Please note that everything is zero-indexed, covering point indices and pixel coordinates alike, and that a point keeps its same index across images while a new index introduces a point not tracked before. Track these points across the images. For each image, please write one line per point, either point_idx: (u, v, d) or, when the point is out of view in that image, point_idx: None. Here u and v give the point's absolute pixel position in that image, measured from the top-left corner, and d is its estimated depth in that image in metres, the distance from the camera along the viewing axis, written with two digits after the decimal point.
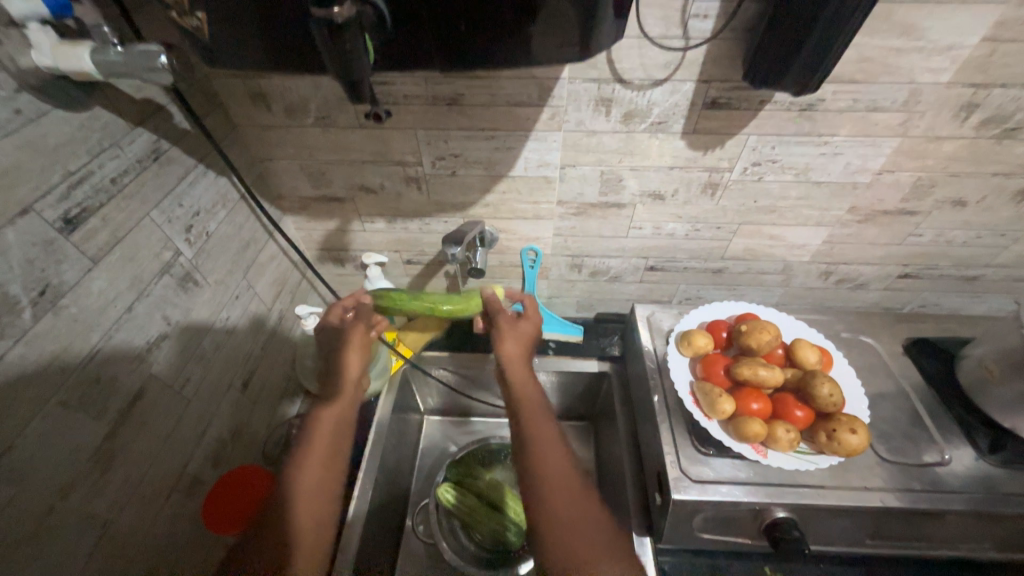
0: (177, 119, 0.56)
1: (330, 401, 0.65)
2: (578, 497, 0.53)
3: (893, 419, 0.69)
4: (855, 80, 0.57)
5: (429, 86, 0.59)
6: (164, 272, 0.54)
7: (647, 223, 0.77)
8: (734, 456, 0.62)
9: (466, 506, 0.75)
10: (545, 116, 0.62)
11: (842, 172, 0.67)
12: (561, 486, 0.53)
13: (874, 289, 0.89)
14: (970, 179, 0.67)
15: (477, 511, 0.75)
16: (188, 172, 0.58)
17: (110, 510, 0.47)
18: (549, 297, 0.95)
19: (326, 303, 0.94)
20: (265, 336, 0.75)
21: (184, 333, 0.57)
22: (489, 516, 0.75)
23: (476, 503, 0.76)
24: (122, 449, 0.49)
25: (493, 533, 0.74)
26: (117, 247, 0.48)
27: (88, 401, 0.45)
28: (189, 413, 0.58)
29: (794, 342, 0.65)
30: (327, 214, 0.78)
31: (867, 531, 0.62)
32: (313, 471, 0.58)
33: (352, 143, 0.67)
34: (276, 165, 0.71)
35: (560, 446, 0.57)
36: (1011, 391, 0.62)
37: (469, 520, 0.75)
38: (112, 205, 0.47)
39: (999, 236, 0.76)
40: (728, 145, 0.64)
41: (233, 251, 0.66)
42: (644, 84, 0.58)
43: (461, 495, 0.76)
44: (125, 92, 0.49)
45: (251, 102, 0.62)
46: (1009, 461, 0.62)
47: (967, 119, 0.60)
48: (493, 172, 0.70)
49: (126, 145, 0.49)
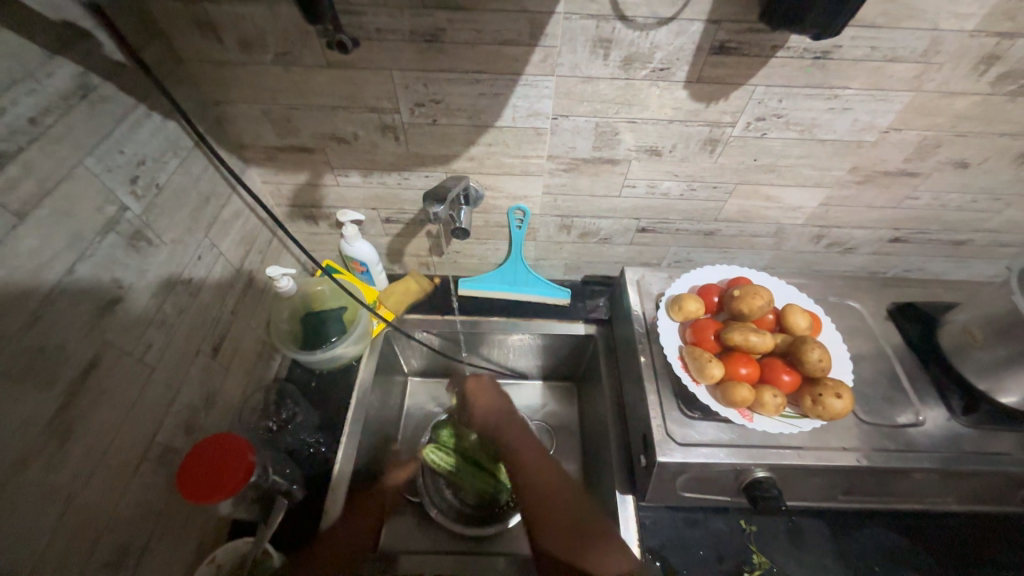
0: (108, 50, 0.48)
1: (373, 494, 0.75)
2: (569, 500, 0.63)
3: (873, 382, 0.70)
4: (876, 25, 0.52)
5: (405, 17, 0.52)
6: (109, 229, 0.48)
7: (641, 181, 0.72)
8: (719, 419, 0.62)
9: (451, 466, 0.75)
10: (537, 57, 0.56)
11: (849, 129, 0.63)
12: (552, 499, 0.63)
13: (863, 253, 0.88)
14: (976, 139, 0.64)
15: (462, 472, 0.75)
16: (127, 113, 0.50)
17: (73, 485, 0.44)
18: (536, 259, 0.92)
19: (300, 264, 0.89)
20: (234, 298, 0.70)
21: (139, 296, 0.52)
22: (474, 475, 0.75)
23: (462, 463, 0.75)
24: (80, 421, 0.45)
25: (479, 490, 0.75)
26: (47, 200, 0.42)
27: (32, 372, 0.41)
28: (154, 381, 0.54)
29: (786, 307, 0.64)
30: (295, 166, 0.71)
31: (841, 487, 0.64)
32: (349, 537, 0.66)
33: (320, 85, 0.59)
34: (234, 110, 0.63)
35: (527, 440, 0.72)
36: (991, 356, 0.63)
37: (455, 479, 0.75)
38: (34, 149, 0.41)
39: (993, 200, 0.74)
40: (733, 97, 0.59)
41: (190, 206, 0.60)
42: (648, 22, 0.52)
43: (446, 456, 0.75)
44: (37, 11, 0.41)
45: (197, 32, 0.54)
46: (980, 421, 0.64)
47: (985, 74, 0.56)
48: (477, 122, 0.63)
49: (44, 78, 0.42)
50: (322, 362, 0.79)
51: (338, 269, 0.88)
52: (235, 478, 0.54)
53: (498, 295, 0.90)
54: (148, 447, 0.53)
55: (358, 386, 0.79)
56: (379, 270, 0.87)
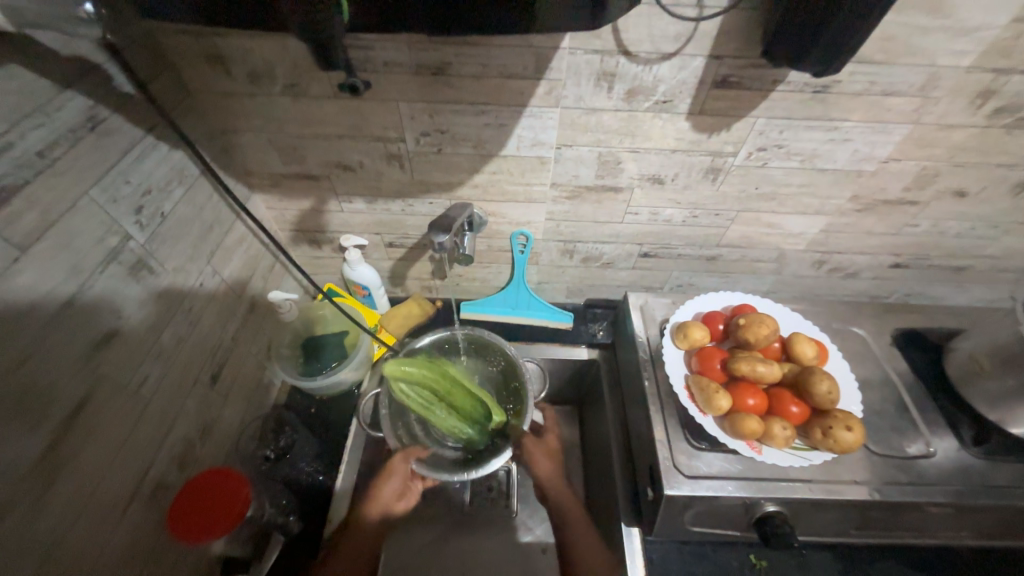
0: (119, 83, 0.48)
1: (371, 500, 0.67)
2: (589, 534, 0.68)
3: (882, 411, 0.68)
4: (875, 61, 0.53)
5: (413, 52, 0.53)
6: (110, 260, 0.48)
7: (643, 208, 0.73)
8: (727, 450, 0.60)
9: (422, 398, 0.64)
10: (541, 90, 0.57)
11: (849, 160, 0.64)
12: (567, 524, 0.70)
13: (865, 278, 0.88)
14: (974, 170, 0.65)
15: (437, 406, 0.64)
16: (134, 145, 0.51)
17: (61, 527, 0.42)
18: (538, 283, 0.91)
19: (302, 287, 0.89)
20: (235, 323, 0.69)
21: (136, 326, 0.51)
22: (451, 412, 0.66)
23: (435, 398, 0.65)
24: (70, 460, 0.43)
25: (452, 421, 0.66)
26: (48, 232, 0.42)
27: (23, 410, 0.39)
28: (149, 414, 0.53)
29: (791, 336, 0.64)
30: (300, 193, 0.72)
31: (853, 522, 0.62)
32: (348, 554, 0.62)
33: (326, 115, 0.60)
34: (241, 138, 0.64)
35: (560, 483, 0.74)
36: (1000, 387, 0.62)
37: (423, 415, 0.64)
38: (39, 183, 0.41)
39: (992, 228, 0.75)
40: (735, 128, 0.60)
41: (193, 234, 0.60)
42: (651, 58, 0.53)
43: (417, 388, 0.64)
44: (51, 48, 0.42)
45: (207, 64, 0.55)
46: (992, 453, 0.63)
47: (981, 108, 0.57)
48: (482, 151, 0.64)
49: (54, 112, 0.42)
50: (321, 390, 0.78)
51: (340, 292, 0.88)
52: (237, 502, 0.52)
53: (501, 319, 0.89)
54: (140, 483, 0.52)
55: (357, 414, 0.78)
56: (381, 293, 0.86)
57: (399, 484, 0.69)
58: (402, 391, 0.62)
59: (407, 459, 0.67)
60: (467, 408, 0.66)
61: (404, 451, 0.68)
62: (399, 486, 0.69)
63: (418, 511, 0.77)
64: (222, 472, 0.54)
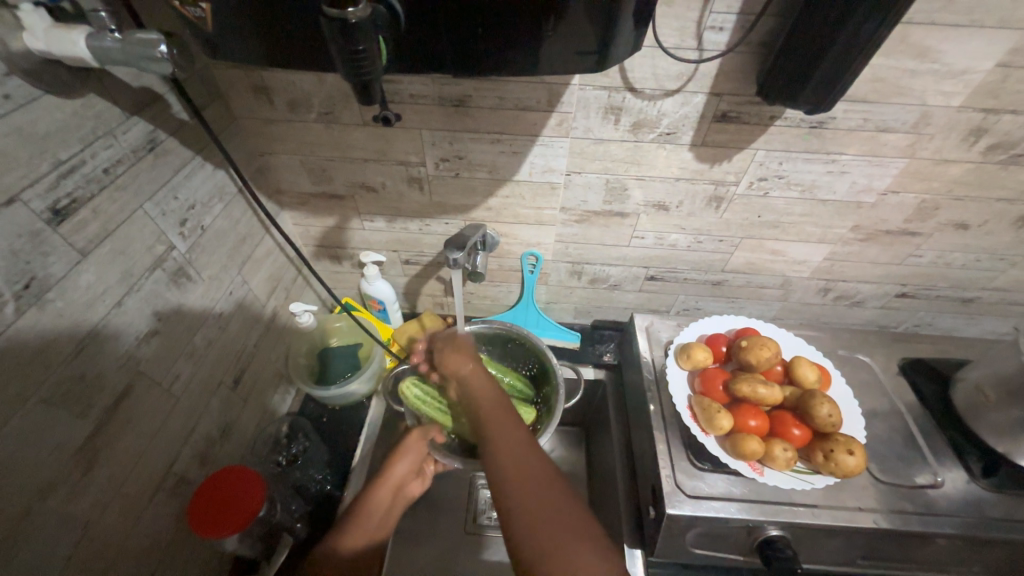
0: (175, 109, 0.54)
1: (387, 475, 0.64)
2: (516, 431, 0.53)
3: (889, 440, 0.67)
4: (867, 100, 0.56)
5: (437, 85, 0.58)
6: (156, 267, 0.53)
7: (649, 233, 0.76)
8: (729, 472, 0.61)
9: (438, 403, 0.68)
10: (553, 121, 0.61)
11: (848, 191, 0.67)
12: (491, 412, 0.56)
13: (872, 307, 0.89)
14: (973, 203, 0.67)
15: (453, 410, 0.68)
16: (184, 164, 0.56)
17: (92, 512, 0.45)
18: (547, 303, 0.94)
19: (321, 301, 0.93)
20: (259, 331, 0.73)
21: (174, 327, 0.56)
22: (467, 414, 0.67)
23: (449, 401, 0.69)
24: (105, 448, 0.47)
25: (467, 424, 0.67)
26: (108, 240, 0.47)
27: (71, 398, 0.43)
28: (178, 411, 0.57)
29: (793, 360, 0.66)
30: (326, 211, 0.77)
31: (859, 551, 0.62)
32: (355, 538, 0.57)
33: (355, 140, 0.65)
34: (276, 160, 0.69)
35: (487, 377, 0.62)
36: (1007, 418, 0.62)
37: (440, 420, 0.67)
38: (103, 196, 0.46)
39: (997, 260, 0.76)
40: (736, 159, 0.64)
41: (228, 246, 0.65)
42: (656, 93, 0.57)
43: (431, 394, 0.69)
44: (123, 80, 0.48)
45: (253, 95, 0.61)
46: (1002, 485, 0.61)
47: (975, 144, 0.59)
48: (496, 176, 0.69)
49: (120, 134, 0.48)
50: (334, 400, 0.80)
51: (356, 306, 0.91)
52: (253, 500, 0.54)
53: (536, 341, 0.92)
54: (164, 477, 0.54)
55: (368, 424, 0.80)
56: (396, 308, 0.90)
57: (415, 463, 0.66)
58: (419, 396, 0.68)
59: (424, 437, 0.67)
60: None
61: (422, 429, 0.68)
62: (411, 467, 0.66)
63: (419, 525, 0.77)
64: (229, 471, 0.56)
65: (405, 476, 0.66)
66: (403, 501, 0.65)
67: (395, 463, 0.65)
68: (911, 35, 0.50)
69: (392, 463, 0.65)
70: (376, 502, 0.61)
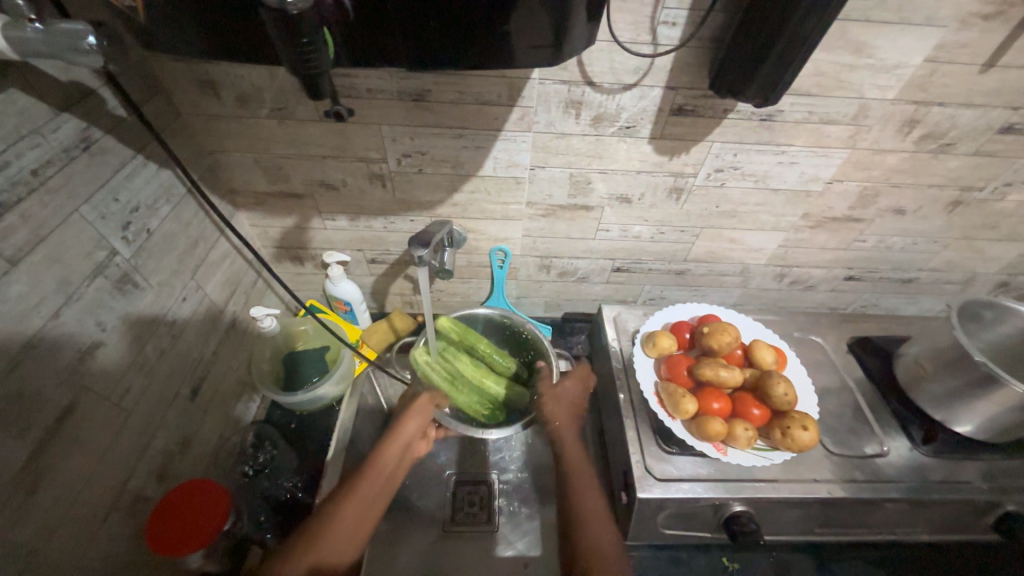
0: (111, 105, 0.51)
1: (397, 434, 0.67)
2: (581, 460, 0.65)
3: (840, 414, 0.72)
4: (811, 93, 0.59)
5: (395, 80, 0.57)
6: (97, 274, 0.50)
7: (614, 226, 0.77)
8: (695, 454, 0.63)
9: (444, 375, 0.74)
10: (515, 116, 0.61)
11: (797, 180, 0.70)
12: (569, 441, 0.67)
13: (823, 290, 0.94)
14: (908, 190, 0.72)
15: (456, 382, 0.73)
16: (124, 163, 0.53)
17: (37, 538, 0.42)
18: (518, 297, 0.94)
19: (284, 304, 0.90)
20: (217, 338, 0.70)
21: (122, 338, 0.53)
22: (468, 389, 0.73)
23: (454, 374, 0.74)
24: (49, 469, 0.44)
25: (468, 398, 0.73)
26: (40, 246, 0.44)
27: (5, 418, 0.40)
28: (131, 426, 0.54)
29: (752, 344, 0.69)
30: (285, 211, 0.74)
31: (816, 520, 0.66)
32: (355, 504, 0.58)
33: (312, 136, 0.63)
34: (227, 157, 0.66)
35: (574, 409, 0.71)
36: (942, 387, 0.67)
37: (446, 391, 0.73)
38: (32, 199, 0.43)
39: (932, 243, 0.82)
40: (694, 152, 0.66)
41: (178, 250, 0.62)
42: (614, 88, 0.58)
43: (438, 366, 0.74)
44: (49, 73, 0.44)
45: (199, 90, 0.58)
46: (939, 450, 0.67)
47: (909, 134, 0.64)
48: (461, 171, 0.68)
49: (49, 132, 0.44)
50: (302, 404, 0.78)
51: (321, 308, 0.89)
52: (219, 514, 0.52)
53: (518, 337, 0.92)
54: (117, 496, 0.51)
55: (338, 428, 0.78)
56: (363, 308, 0.88)
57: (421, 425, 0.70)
58: (427, 367, 0.74)
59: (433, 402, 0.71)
60: (481, 380, 0.74)
61: (431, 393, 0.72)
62: (419, 428, 0.69)
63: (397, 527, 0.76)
64: (193, 485, 0.54)
65: (415, 434, 0.69)
66: (409, 460, 0.68)
67: (405, 421, 0.68)
68: (849, 31, 0.53)
69: (402, 421, 0.68)
70: (378, 467, 0.63)
